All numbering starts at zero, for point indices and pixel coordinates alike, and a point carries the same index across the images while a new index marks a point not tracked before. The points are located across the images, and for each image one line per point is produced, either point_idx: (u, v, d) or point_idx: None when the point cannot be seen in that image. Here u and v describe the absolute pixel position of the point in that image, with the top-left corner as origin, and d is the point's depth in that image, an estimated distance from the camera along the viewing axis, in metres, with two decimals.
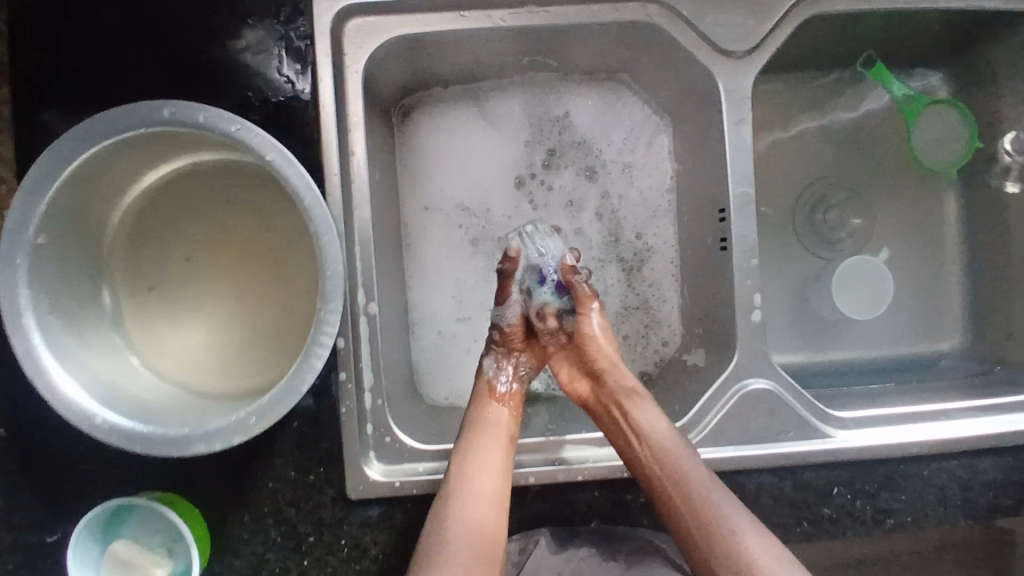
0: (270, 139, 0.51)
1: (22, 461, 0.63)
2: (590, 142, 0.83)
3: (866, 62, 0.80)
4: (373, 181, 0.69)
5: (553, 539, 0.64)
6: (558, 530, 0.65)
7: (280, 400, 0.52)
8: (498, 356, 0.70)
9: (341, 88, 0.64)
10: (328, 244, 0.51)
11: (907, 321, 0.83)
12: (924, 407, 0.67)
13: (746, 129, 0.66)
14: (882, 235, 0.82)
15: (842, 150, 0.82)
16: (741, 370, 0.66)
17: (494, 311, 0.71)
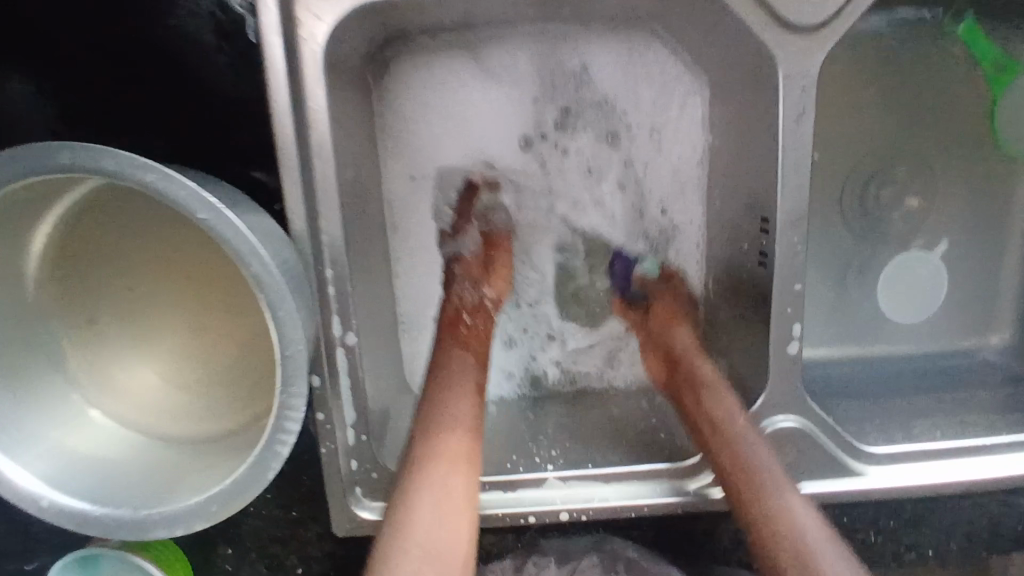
0: (200, 192, 0.40)
1: None
2: (613, 104, 0.71)
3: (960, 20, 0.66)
4: (345, 179, 0.57)
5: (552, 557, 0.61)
6: (556, 548, 0.62)
7: (244, 489, 0.46)
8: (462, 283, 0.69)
9: (295, 72, 0.50)
10: (285, 317, 0.42)
11: (959, 316, 0.73)
12: (965, 443, 0.61)
13: (806, 127, 0.52)
14: (943, 220, 0.71)
15: (912, 118, 0.68)
16: (770, 407, 0.58)
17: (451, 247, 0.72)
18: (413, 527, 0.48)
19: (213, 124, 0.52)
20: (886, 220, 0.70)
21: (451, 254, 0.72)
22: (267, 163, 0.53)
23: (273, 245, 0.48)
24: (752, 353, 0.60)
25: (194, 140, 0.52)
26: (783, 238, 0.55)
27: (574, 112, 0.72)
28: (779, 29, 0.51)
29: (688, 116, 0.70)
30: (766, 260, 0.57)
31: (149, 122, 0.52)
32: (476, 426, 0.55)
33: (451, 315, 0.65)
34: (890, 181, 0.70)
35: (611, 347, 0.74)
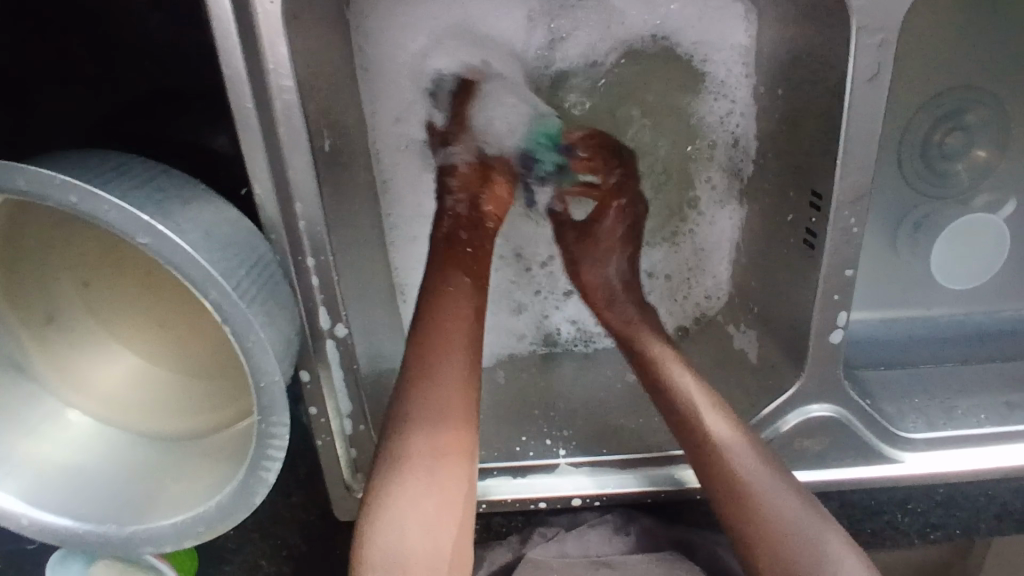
0: (135, 213, 0.33)
1: None
2: (623, 12, 0.63)
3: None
4: (327, 150, 0.49)
5: (558, 522, 0.59)
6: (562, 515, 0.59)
7: (229, 512, 0.43)
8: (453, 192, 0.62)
9: (257, 37, 0.41)
10: (255, 347, 0.37)
11: (1015, 275, 0.66)
12: (1009, 429, 0.56)
13: (881, 89, 0.44)
14: (1012, 171, 0.63)
15: (995, 54, 0.59)
16: (804, 395, 0.54)
17: (443, 155, 0.65)
18: (396, 511, 0.42)
19: (158, 89, 0.43)
20: (950, 170, 0.64)
21: (444, 163, 0.65)
22: (228, 136, 0.45)
23: (244, 245, 0.42)
24: (789, 333, 0.54)
25: (139, 107, 0.44)
26: (836, 215, 0.48)
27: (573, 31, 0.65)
28: None
29: (720, 34, 0.62)
30: (812, 238, 0.51)
31: (81, 87, 0.43)
32: (471, 365, 0.50)
33: (444, 232, 0.59)
34: (963, 125, 0.62)
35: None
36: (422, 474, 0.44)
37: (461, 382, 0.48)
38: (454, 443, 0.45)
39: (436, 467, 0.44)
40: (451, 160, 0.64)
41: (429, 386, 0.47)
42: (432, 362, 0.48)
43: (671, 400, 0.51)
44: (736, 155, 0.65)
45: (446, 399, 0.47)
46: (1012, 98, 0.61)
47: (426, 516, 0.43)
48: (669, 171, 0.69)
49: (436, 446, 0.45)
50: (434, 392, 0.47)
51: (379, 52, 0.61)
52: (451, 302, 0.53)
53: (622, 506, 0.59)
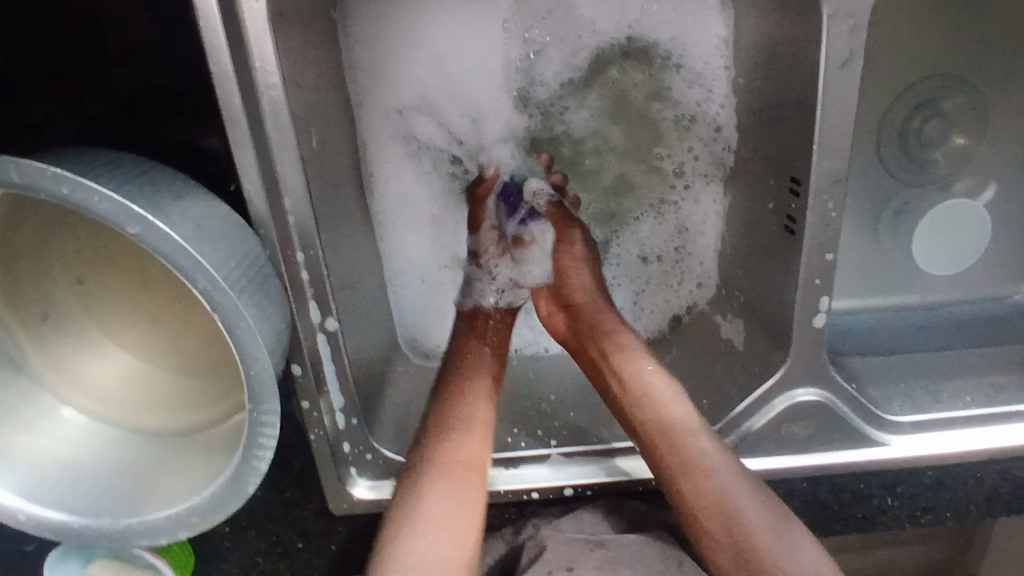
0: (124, 203, 0.34)
1: None
2: (592, 18, 0.64)
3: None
4: (315, 147, 0.50)
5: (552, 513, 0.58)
6: (556, 506, 0.59)
7: (224, 502, 0.43)
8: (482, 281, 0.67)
9: (242, 33, 0.42)
10: (244, 335, 0.38)
11: (995, 261, 0.67)
12: (993, 410, 0.57)
13: (855, 74, 0.45)
14: (988, 159, 0.64)
15: (968, 42, 0.60)
16: (791, 380, 0.54)
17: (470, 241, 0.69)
18: (419, 529, 0.46)
19: (147, 89, 0.44)
20: (929, 158, 0.65)
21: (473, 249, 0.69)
22: (217, 135, 0.46)
23: (234, 239, 0.43)
24: (774, 318, 0.55)
25: (130, 106, 0.45)
26: (814, 200, 0.49)
27: (547, 36, 0.65)
28: None
29: (700, 30, 0.62)
30: (792, 225, 0.52)
31: (74, 86, 0.44)
32: (487, 417, 0.54)
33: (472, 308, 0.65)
34: (939, 113, 0.63)
35: (632, 284, 0.71)
36: (436, 509, 0.47)
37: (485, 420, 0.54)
38: (474, 473, 0.50)
39: (450, 501, 0.48)
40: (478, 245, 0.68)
41: (456, 424, 0.53)
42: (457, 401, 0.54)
43: (635, 404, 0.53)
44: (715, 138, 0.65)
45: (468, 444, 0.52)
46: (986, 86, 0.62)
47: (436, 546, 0.46)
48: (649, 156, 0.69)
49: (456, 480, 0.49)
50: (461, 429, 0.52)
51: (365, 55, 0.60)
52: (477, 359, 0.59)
53: (613, 493, 0.59)
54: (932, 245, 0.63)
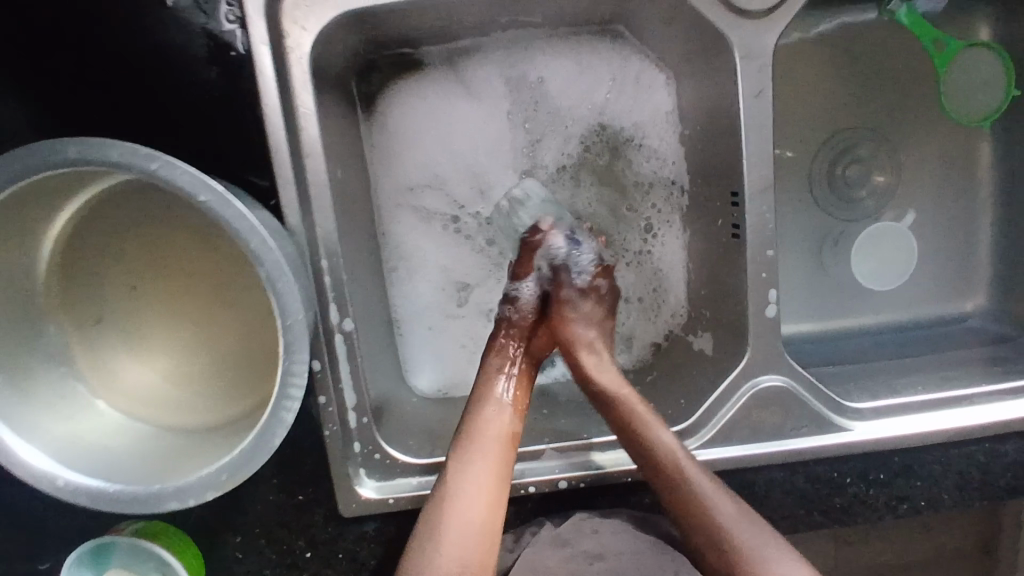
0: (199, 176, 0.44)
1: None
2: (571, 110, 0.70)
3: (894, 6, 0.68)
4: (338, 179, 0.61)
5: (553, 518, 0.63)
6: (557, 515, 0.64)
7: (252, 456, 0.48)
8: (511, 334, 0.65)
9: (287, 80, 0.55)
10: (285, 289, 0.46)
11: (932, 281, 0.76)
12: (946, 394, 0.63)
13: (767, 102, 0.57)
14: (907, 194, 0.75)
15: (873, 99, 0.72)
16: (755, 367, 0.61)
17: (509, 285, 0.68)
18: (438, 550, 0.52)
19: (208, 128, 0.57)
20: (855, 198, 0.74)
21: (510, 294, 0.67)
22: (260, 163, 0.57)
23: (274, 235, 0.52)
24: (733, 318, 0.63)
25: (193, 142, 0.57)
26: (751, 205, 0.59)
27: (536, 125, 0.70)
28: (729, 15, 0.55)
29: (660, 107, 0.70)
30: (737, 231, 0.61)
31: (152, 128, 0.57)
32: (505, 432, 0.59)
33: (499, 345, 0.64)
34: (857, 158, 0.73)
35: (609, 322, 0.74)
36: (452, 536, 0.53)
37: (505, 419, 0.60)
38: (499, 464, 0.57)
39: (467, 525, 0.53)
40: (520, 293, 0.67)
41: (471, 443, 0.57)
42: (478, 402, 0.60)
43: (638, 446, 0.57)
44: (677, 195, 0.71)
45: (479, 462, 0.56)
46: (893, 132, 0.73)
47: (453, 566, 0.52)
48: (627, 220, 0.72)
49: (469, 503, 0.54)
50: (473, 448, 0.57)
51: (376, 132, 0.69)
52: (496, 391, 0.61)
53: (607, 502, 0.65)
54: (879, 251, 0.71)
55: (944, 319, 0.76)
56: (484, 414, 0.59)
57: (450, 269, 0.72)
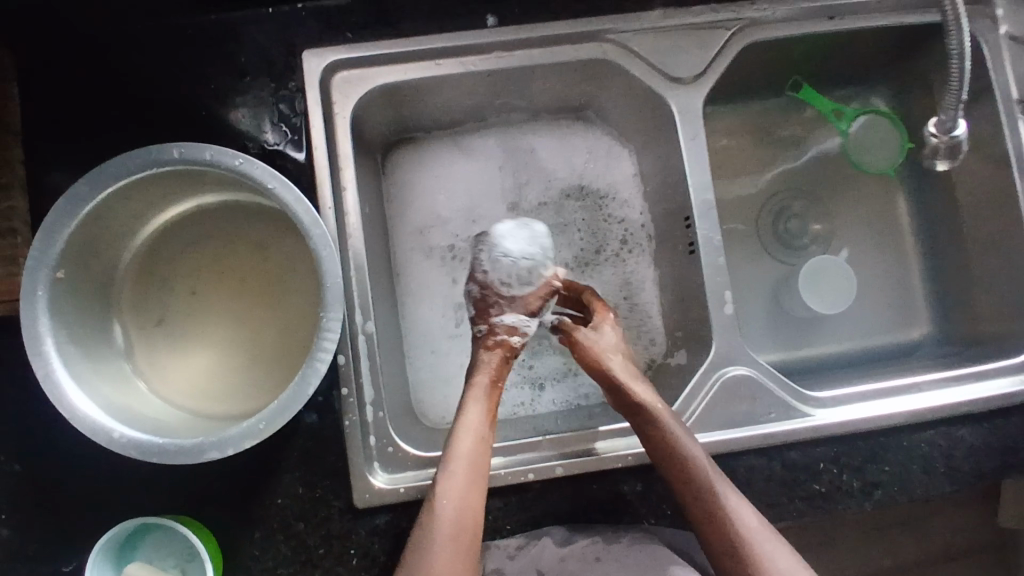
0: (270, 170, 0.58)
1: (30, 496, 0.64)
2: (553, 170, 0.86)
3: (793, 89, 0.85)
4: (365, 215, 0.75)
5: (555, 536, 0.66)
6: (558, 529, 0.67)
7: (288, 405, 0.56)
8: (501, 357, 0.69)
9: (332, 133, 0.71)
10: (327, 256, 0.57)
11: (880, 312, 0.86)
12: (895, 383, 0.70)
13: (701, 143, 0.73)
14: (842, 237, 0.87)
15: (799, 164, 0.88)
16: (722, 359, 0.69)
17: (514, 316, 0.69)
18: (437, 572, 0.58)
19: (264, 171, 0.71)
20: (801, 245, 0.87)
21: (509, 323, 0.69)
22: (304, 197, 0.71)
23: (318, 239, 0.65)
24: (700, 324, 0.73)
25: None
26: (701, 222, 0.72)
27: (523, 180, 0.86)
28: (666, 82, 0.73)
29: (624, 169, 0.87)
30: (694, 248, 0.74)
31: None
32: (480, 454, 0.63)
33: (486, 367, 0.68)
34: (793, 215, 0.87)
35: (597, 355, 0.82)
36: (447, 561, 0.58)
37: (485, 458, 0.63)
38: (477, 501, 0.61)
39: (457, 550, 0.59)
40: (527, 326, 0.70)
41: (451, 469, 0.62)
42: (461, 440, 0.63)
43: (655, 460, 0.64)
44: (644, 241, 0.85)
45: (460, 487, 0.61)
46: (820, 192, 0.88)
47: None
48: (603, 261, 0.85)
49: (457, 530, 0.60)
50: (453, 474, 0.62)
51: (394, 190, 0.84)
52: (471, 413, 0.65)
53: (599, 507, 0.69)
54: (821, 281, 0.82)
55: (895, 348, 0.85)
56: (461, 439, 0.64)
57: (453, 299, 0.84)
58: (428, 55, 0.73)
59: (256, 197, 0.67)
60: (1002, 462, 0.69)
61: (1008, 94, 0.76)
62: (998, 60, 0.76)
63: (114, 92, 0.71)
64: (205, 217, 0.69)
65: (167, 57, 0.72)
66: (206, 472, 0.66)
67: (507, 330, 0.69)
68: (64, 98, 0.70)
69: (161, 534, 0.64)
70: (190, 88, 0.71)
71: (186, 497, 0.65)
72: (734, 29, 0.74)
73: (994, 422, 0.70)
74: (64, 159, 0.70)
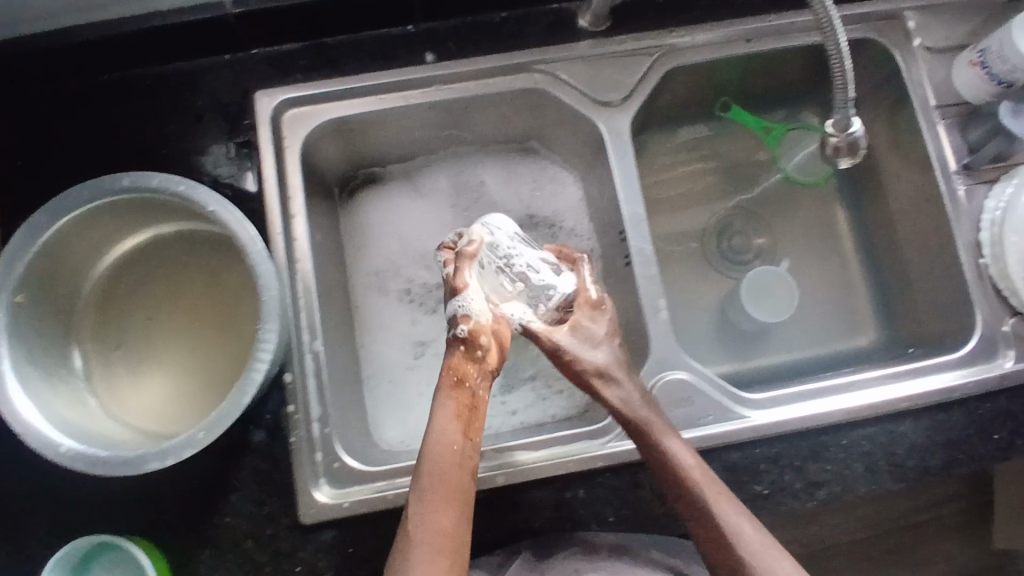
0: (211, 194, 0.62)
1: None
2: (503, 202, 0.90)
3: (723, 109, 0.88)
4: (316, 242, 0.79)
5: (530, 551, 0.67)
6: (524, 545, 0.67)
7: (226, 414, 0.58)
8: (468, 354, 0.65)
9: (281, 166, 0.76)
10: (264, 270, 0.61)
11: (828, 321, 0.88)
12: (833, 382, 0.71)
13: (630, 161, 0.77)
14: (785, 250, 0.90)
15: (740, 184, 0.91)
16: (659, 364, 0.71)
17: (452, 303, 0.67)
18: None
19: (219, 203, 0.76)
20: (745, 260, 0.90)
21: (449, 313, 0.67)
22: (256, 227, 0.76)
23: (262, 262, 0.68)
24: (641, 333, 0.75)
25: None
26: (634, 234, 0.75)
27: (474, 214, 0.90)
28: (594, 106, 0.78)
29: (571, 193, 0.90)
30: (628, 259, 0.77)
31: None
32: (461, 457, 0.61)
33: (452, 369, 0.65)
34: (736, 231, 0.91)
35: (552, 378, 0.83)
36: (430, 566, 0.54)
37: (456, 468, 0.60)
38: (450, 518, 0.57)
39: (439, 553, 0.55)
40: (469, 308, 0.67)
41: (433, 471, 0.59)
42: (439, 444, 0.61)
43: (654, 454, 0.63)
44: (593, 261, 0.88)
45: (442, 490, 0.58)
46: (761, 210, 0.91)
47: None
48: None
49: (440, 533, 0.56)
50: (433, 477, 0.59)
51: (351, 222, 0.89)
52: (452, 413, 0.63)
53: (545, 518, 0.70)
54: (759, 293, 0.85)
55: (846, 356, 0.86)
56: (443, 439, 0.61)
57: (410, 327, 0.86)
58: (372, 91, 0.79)
59: (208, 225, 0.72)
60: (946, 458, 0.70)
61: (924, 103, 0.79)
62: (912, 71, 0.80)
63: (81, 138, 0.77)
64: (162, 247, 0.73)
65: (132, 102, 0.78)
66: (159, 491, 0.68)
67: (454, 319, 0.67)
68: (35, 146, 0.76)
69: (114, 555, 0.65)
70: (152, 131, 0.77)
71: (139, 517, 0.67)
72: (656, 55, 0.79)
73: (935, 417, 0.71)
74: (34, 200, 0.75)
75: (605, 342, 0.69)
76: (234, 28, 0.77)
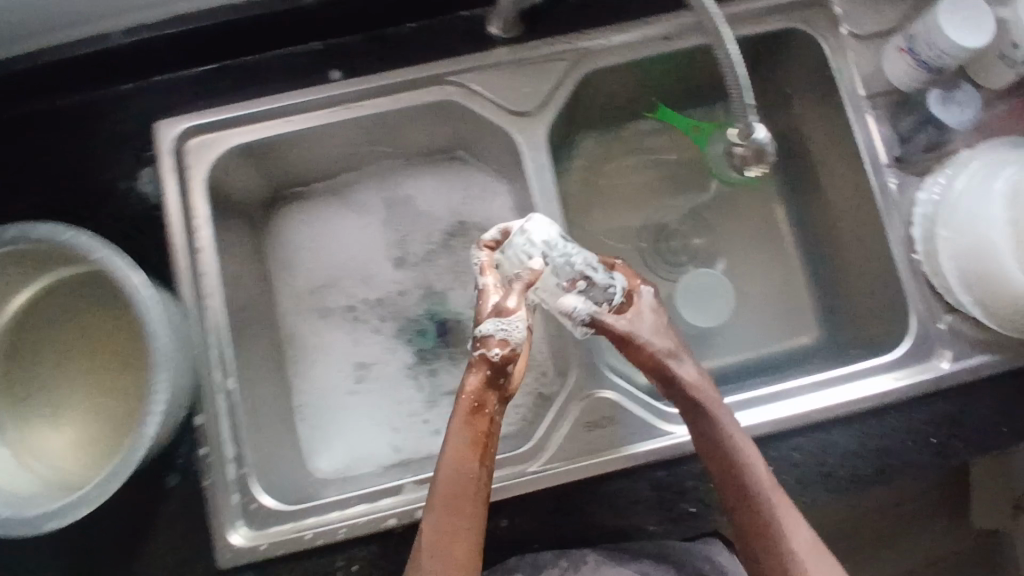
0: (95, 239, 0.59)
1: None
2: (433, 213, 0.87)
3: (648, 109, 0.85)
4: (230, 273, 0.76)
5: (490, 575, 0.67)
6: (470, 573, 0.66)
7: (122, 469, 0.57)
8: (494, 381, 0.55)
9: (185, 196, 0.73)
10: (153, 316, 0.59)
11: (770, 321, 0.85)
12: (762, 391, 0.69)
13: (548, 172, 0.75)
14: (723, 250, 0.88)
15: (676, 183, 0.89)
16: (584, 383, 0.72)
17: (489, 323, 0.56)
18: None
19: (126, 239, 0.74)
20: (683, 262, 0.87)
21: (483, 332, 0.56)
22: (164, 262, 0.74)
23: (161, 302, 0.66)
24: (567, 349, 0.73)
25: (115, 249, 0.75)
26: None
27: (405, 228, 0.86)
28: (509, 116, 0.75)
29: (500, 203, 0.86)
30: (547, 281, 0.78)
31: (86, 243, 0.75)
32: (477, 479, 0.55)
33: (471, 393, 0.55)
34: (673, 233, 0.88)
35: None
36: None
37: (470, 493, 0.55)
38: (467, 544, 0.55)
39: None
40: (510, 333, 0.55)
41: (453, 490, 0.55)
42: (460, 463, 0.55)
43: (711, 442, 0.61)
44: None
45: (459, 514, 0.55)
46: (699, 209, 0.89)
47: None
48: None
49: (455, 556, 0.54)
50: (453, 499, 0.55)
51: (274, 242, 0.85)
52: (476, 434, 0.55)
53: None
54: (696, 300, 0.83)
55: (789, 356, 0.83)
56: (465, 460, 0.55)
57: (343, 349, 0.83)
58: (279, 113, 0.75)
59: None
60: (878, 465, 0.69)
61: (852, 94, 0.76)
62: (840, 61, 0.77)
63: None
64: (71, 287, 0.71)
65: (31, 140, 0.76)
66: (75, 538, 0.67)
67: (487, 341, 0.55)
68: None
69: None
70: (54, 168, 0.75)
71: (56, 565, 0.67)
72: (571, 60, 0.76)
73: (867, 422, 0.69)
74: None
75: (660, 325, 0.63)
76: (130, 57, 0.74)
